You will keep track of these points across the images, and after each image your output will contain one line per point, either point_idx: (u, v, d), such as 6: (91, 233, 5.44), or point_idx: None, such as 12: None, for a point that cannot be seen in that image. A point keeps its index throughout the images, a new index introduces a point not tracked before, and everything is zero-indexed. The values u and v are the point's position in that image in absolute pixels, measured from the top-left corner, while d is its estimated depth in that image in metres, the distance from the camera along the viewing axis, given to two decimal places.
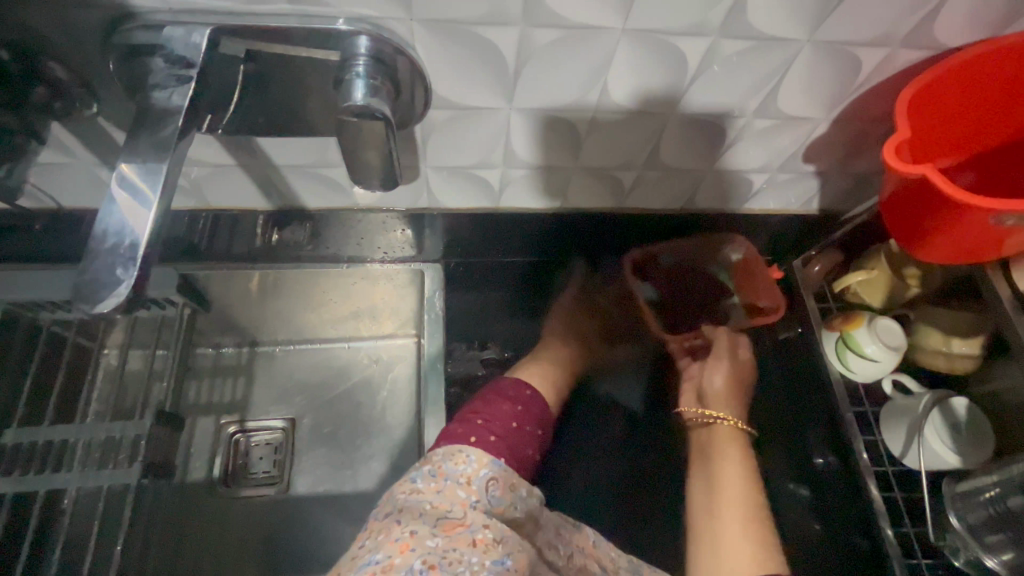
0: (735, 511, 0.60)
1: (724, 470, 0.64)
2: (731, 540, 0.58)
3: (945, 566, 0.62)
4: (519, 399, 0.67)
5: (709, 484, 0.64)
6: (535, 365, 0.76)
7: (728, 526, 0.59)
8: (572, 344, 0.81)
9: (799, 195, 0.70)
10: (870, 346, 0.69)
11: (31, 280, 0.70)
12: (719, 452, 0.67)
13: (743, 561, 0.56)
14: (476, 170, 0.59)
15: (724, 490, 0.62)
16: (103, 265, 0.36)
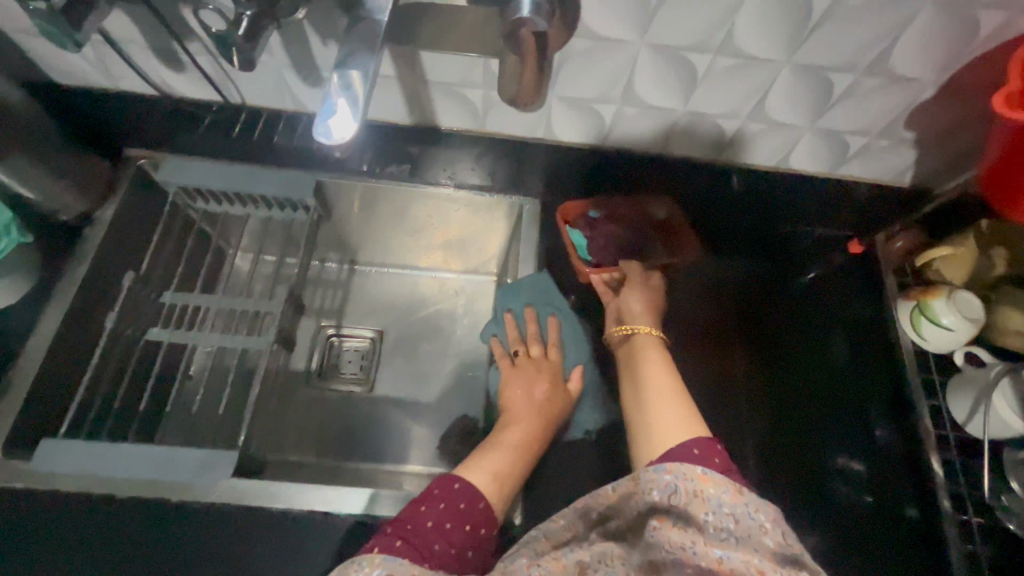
0: (657, 399, 0.59)
1: (646, 367, 0.64)
2: (663, 419, 0.57)
3: (999, 527, 0.65)
4: (448, 497, 0.57)
5: (635, 386, 0.63)
6: (498, 443, 0.64)
7: (655, 412, 0.58)
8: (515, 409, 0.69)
9: (893, 165, 0.73)
10: (947, 316, 0.71)
11: (201, 170, 0.84)
12: (639, 355, 0.66)
13: (677, 433, 0.55)
14: (595, 104, 0.67)
15: (648, 386, 0.61)
16: (333, 116, 0.45)
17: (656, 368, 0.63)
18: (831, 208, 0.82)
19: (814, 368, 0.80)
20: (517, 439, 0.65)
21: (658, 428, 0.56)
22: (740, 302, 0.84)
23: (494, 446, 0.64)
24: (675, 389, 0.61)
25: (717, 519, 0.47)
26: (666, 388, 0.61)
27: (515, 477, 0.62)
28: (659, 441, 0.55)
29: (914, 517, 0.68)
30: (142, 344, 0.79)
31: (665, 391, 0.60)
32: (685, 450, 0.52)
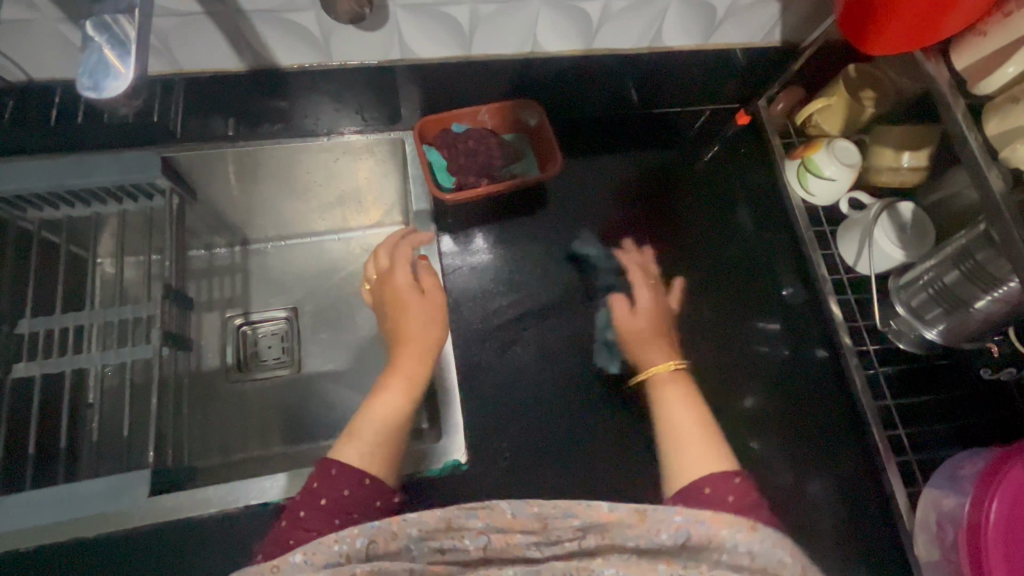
0: (687, 435, 0.60)
1: (675, 408, 0.64)
2: (695, 454, 0.58)
3: (893, 349, 0.72)
4: (321, 476, 0.54)
5: (667, 416, 0.63)
6: (381, 399, 0.62)
7: (679, 444, 0.60)
8: (415, 332, 0.68)
9: (761, 25, 0.72)
10: (829, 167, 0.74)
11: (13, 172, 0.71)
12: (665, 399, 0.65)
13: (697, 466, 0.57)
14: (444, 8, 0.60)
15: (679, 419, 0.62)
16: (98, 62, 0.37)
17: (425, 312, 0.69)
18: (712, 87, 0.83)
19: (724, 249, 0.85)
20: (401, 384, 0.63)
21: (678, 463, 0.58)
22: (653, 198, 0.87)
23: (382, 392, 0.63)
24: (703, 423, 0.62)
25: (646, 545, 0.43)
26: (694, 426, 0.61)
27: (397, 433, 0.60)
28: (678, 476, 0.57)
29: (822, 356, 0.77)
30: (9, 382, 0.69)
31: (695, 431, 0.61)
32: (730, 486, 0.54)
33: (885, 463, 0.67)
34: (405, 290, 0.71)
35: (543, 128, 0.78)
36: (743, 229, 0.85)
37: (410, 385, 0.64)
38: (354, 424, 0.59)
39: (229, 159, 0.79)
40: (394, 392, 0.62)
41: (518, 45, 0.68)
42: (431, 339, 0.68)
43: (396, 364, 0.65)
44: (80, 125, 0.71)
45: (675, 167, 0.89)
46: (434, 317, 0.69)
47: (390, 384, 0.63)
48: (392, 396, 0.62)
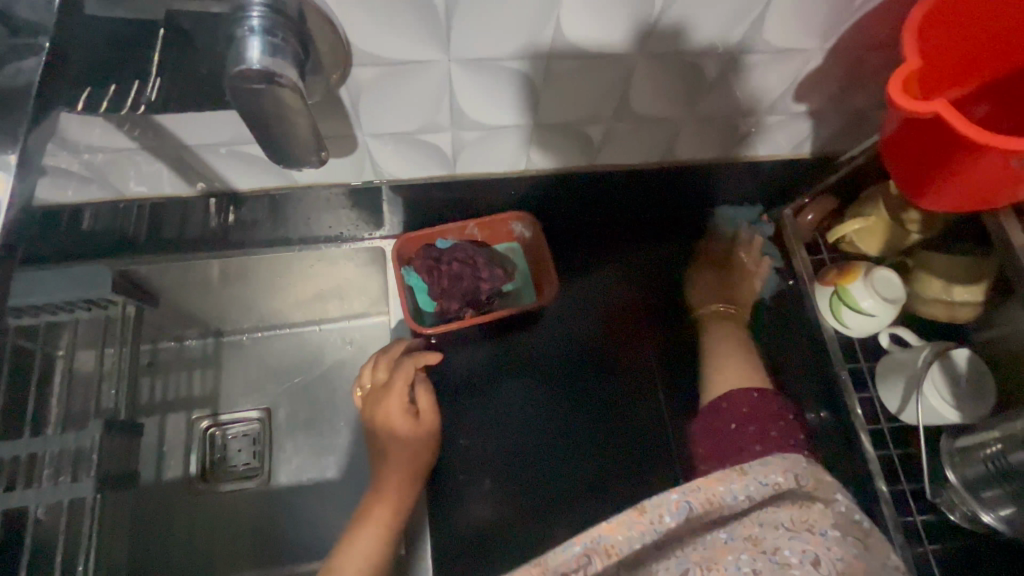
0: (724, 351, 0.68)
1: (717, 334, 0.71)
2: (722, 377, 0.65)
3: (942, 521, 0.61)
4: None
5: (713, 367, 0.66)
6: (360, 533, 0.57)
7: (720, 374, 0.65)
8: (401, 452, 0.62)
9: (792, 140, 0.63)
10: (867, 300, 0.64)
11: None
12: (712, 339, 0.71)
13: (734, 382, 0.63)
14: (422, 136, 0.52)
15: (725, 365, 0.66)
16: None
17: (414, 431, 0.63)
18: (733, 192, 0.73)
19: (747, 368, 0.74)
20: (384, 511, 0.59)
21: (714, 380, 0.65)
22: (659, 300, 0.78)
23: (364, 521, 0.58)
24: (748, 351, 0.68)
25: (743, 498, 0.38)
26: (735, 350, 0.68)
27: (379, 570, 0.56)
28: (713, 389, 0.64)
29: (853, 502, 0.65)
30: None
31: (744, 358, 0.66)
32: (738, 416, 0.59)
33: None
34: (392, 407, 0.64)
35: (540, 239, 0.70)
36: (763, 347, 0.75)
37: (395, 514, 0.60)
38: (331, 564, 0.55)
39: (214, 265, 0.73)
40: (376, 525, 0.58)
41: (510, 164, 0.59)
42: (421, 460, 0.63)
43: (382, 487, 0.61)
44: None
45: (683, 265, 0.79)
46: (426, 440, 0.64)
47: (371, 514, 0.59)
48: (374, 531, 0.57)
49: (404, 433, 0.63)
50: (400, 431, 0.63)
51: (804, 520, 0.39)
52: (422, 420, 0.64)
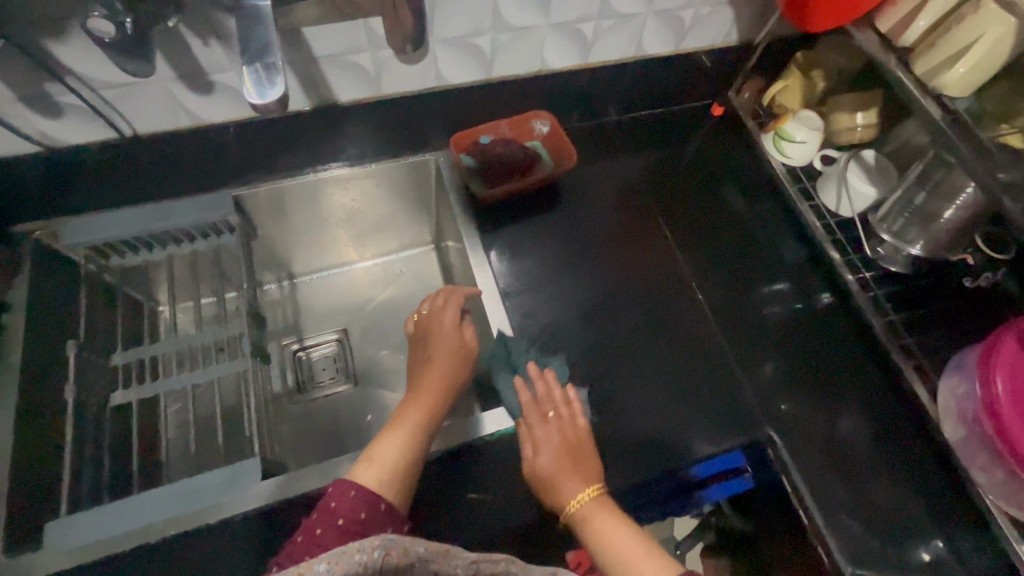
0: (625, 560, 0.59)
1: (603, 535, 0.62)
2: (640, 558, 0.59)
3: (884, 274, 0.82)
4: (339, 498, 0.59)
5: (599, 550, 0.62)
6: (398, 428, 0.68)
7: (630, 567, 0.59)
8: (433, 379, 0.74)
9: (720, 30, 0.89)
10: (799, 132, 0.88)
11: (103, 221, 0.80)
12: (597, 530, 0.63)
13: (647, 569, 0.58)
14: (472, 39, 0.74)
15: (613, 542, 0.61)
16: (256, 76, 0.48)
17: (451, 352, 0.78)
18: (686, 86, 0.97)
19: (721, 226, 0.97)
20: (416, 416, 0.69)
21: None
22: (646, 194, 0.98)
23: (399, 421, 0.69)
24: (633, 533, 0.62)
25: None
26: (624, 533, 0.62)
27: (412, 464, 0.65)
28: None
29: (829, 300, 0.86)
30: (109, 408, 0.75)
31: (626, 538, 0.61)
32: None
33: (917, 387, 0.74)
34: (441, 338, 0.79)
35: (557, 129, 0.90)
36: (733, 205, 0.98)
37: (426, 421, 0.70)
38: (373, 450, 0.65)
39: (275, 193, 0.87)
40: (411, 421, 0.69)
41: (529, 64, 0.83)
42: (455, 383, 0.76)
43: (418, 397, 0.72)
44: (150, 174, 0.81)
45: (659, 160, 1.01)
46: (460, 362, 0.78)
47: (407, 416, 0.70)
48: (410, 428, 0.68)
49: (445, 360, 0.77)
50: (445, 360, 0.77)
51: None
52: (459, 347, 0.78)
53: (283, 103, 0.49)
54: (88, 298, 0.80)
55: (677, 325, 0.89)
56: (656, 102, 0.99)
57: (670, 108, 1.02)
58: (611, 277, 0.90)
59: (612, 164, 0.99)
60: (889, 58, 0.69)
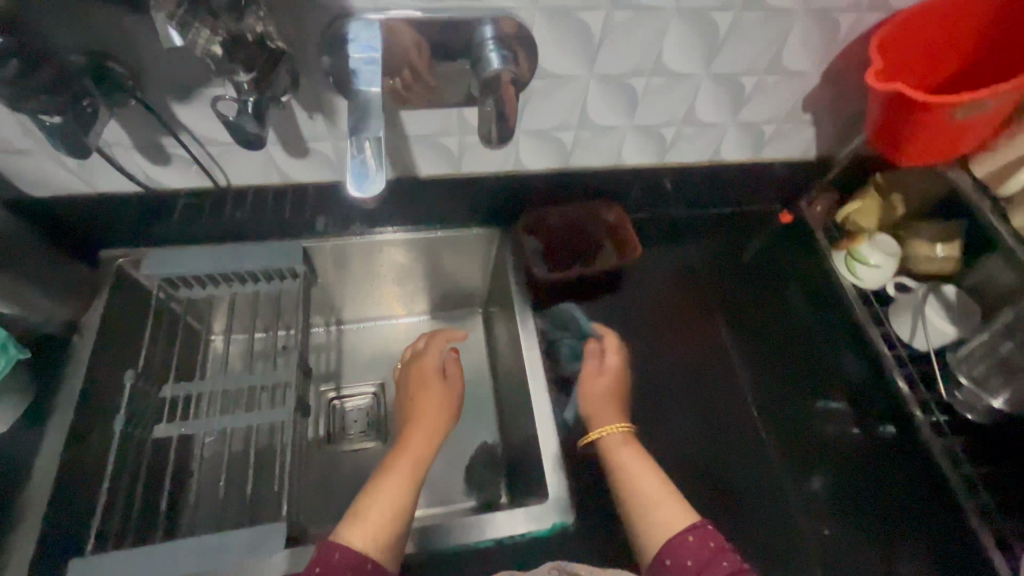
0: (654, 498, 0.65)
1: (629, 473, 0.69)
2: (661, 513, 0.64)
3: (960, 420, 0.77)
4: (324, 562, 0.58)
5: (627, 483, 0.68)
6: (388, 480, 0.68)
7: (648, 511, 0.65)
8: (422, 423, 0.76)
9: (801, 145, 0.88)
10: (873, 255, 0.85)
11: (182, 256, 0.82)
12: (615, 454, 0.71)
13: (681, 519, 0.63)
14: (556, 133, 0.77)
15: (642, 485, 0.67)
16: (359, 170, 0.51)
17: (433, 395, 0.80)
18: (758, 190, 0.97)
19: (780, 326, 0.93)
20: (406, 467, 0.70)
21: (650, 530, 0.63)
22: (702, 282, 0.96)
23: (390, 472, 0.69)
24: (662, 483, 0.67)
25: None
26: (653, 482, 0.67)
27: (401, 516, 0.65)
28: (652, 537, 0.63)
29: (892, 433, 0.80)
30: (151, 440, 0.76)
31: (652, 484, 0.67)
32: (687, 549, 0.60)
33: (993, 556, 0.68)
34: (430, 380, 0.82)
35: (622, 221, 0.89)
36: (796, 308, 0.94)
37: (416, 468, 0.71)
38: (361, 508, 0.65)
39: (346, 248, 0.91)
40: (403, 472, 0.69)
41: (605, 159, 0.84)
42: (441, 424, 0.78)
43: (406, 444, 0.73)
44: (224, 218, 0.83)
45: (722, 250, 0.99)
46: (449, 404, 0.80)
47: (397, 464, 0.70)
48: (402, 479, 0.68)
49: (432, 401, 0.79)
50: (432, 403, 0.79)
51: None
52: (445, 397, 0.81)
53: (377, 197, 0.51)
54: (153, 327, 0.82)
55: (724, 423, 0.83)
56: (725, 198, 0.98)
57: (737, 207, 1.01)
58: (659, 363, 0.88)
59: (671, 249, 0.98)
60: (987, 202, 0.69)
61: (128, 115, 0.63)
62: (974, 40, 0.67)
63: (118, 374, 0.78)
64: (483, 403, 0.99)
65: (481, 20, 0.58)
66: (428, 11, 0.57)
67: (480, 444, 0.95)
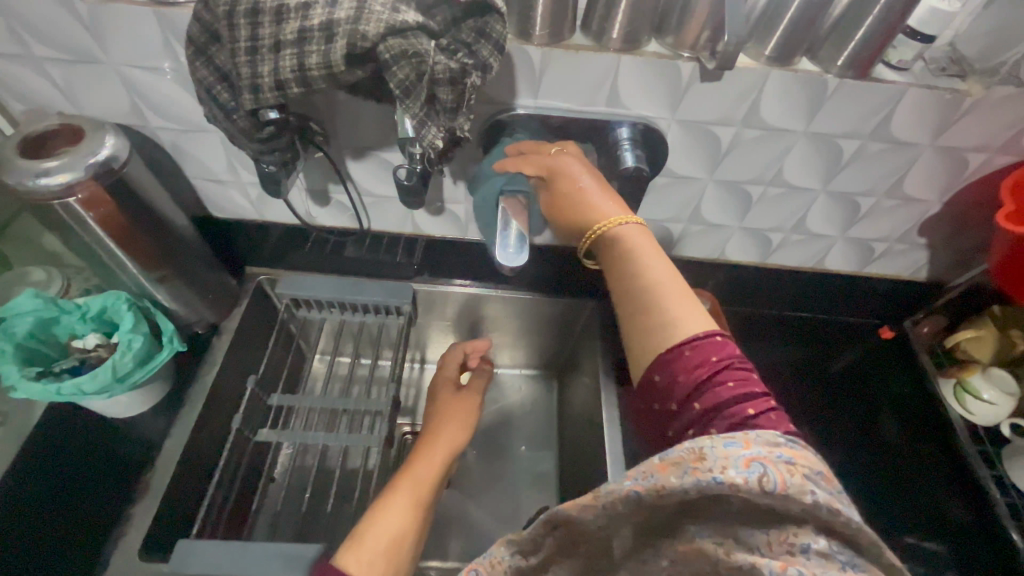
0: (674, 288, 0.57)
1: (636, 248, 0.58)
2: (677, 302, 0.56)
3: None
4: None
5: (641, 267, 0.58)
6: (397, 502, 0.69)
7: (660, 297, 0.57)
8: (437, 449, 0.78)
9: (910, 265, 0.89)
10: (987, 391, 0.81)
11: (312, 282, 0.92)
12: (631, 247, 0.59)
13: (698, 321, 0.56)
14: (667, 224, 0.82)
15: (651, 268, 0.58)
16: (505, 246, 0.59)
17: (461, 416, 0.84)
18: (861, 301, 0.96)
19: (874, 448, 0.89)
20: (407, 498, 0.70)
21: (668, 321, 0.56)
22: (785, 386, 0.94)
23: (389, 505, 0.69)
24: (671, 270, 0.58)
25: (728, 482, 0.38)
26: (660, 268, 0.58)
27: (406, 543, 0.67)
28: (670, 325, 0.56)
29: None
30: (254, 442, 0.83)
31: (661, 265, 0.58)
32: (701, 353, 0.53)
33: None
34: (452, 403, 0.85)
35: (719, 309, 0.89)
36: (890, 431, 0.89)
37: (421, 493, 0.72)
38: (364, 534, 0.65)
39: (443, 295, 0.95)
40: (401, 502, 0.69)
41: (709, 252, 0.89)
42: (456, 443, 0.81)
43: (415, 467, 0.75)
44: (355, 256, 0.94)
45: (811, 356, 0.97)
46: (466, 426, 0.84)
47: (405, 488, 0.71)
48: (410, 501, 0.70)
49: (456, 421, 0.83)
50: (452, 424, 0.82)
51: (782, 540, 0.38)
52: (467, 420, 0.84)
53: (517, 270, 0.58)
54: (275, 339, 0.92)
55: None
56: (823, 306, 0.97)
57: (833, 315, 0.99)
58: None
59: (756, 346, 0.96)
60: None
61: (311, 166, 0.75)
62: None
63: (240, 377, 0.87)
64: (547, 468, 0.99)
65: (621, 124, 0.65)
66: (580, 112, 0.65)
67: (539, 509, 0.95)
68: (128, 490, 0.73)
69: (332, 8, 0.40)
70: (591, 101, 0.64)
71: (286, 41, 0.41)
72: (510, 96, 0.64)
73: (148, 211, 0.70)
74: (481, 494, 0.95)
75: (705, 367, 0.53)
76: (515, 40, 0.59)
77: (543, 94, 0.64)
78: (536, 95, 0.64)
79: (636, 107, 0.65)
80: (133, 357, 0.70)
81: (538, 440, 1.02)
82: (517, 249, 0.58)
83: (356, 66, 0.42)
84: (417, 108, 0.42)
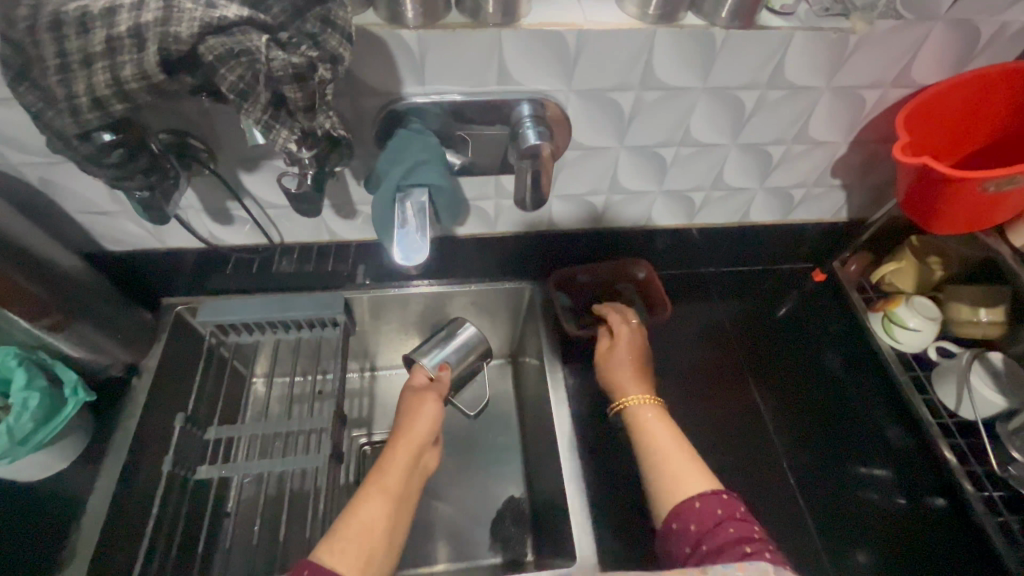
0: (669, 451, 0.66)
1: (651, 427, 0.69)
2: (683, 474, 0.63)
3: (1018, 496, 0.74)
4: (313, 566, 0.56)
5: (647, 442, 0.68)
6: (371, 499, 0.64)
7: (667, 457, 0.66)
8: (404, 440, 0.72)
9: (831, 207, 0.90)
10: (912, 319, 0.84)
11: (235, 305, 0.87)
12: (642, 410, 0.72)
13: (698, 483, 0.62)
14: (589, 197, 0.81)
15: (658, 440, 0.68)
16: (407, 241, 0.56)
17: (424, 420, 0.75)
18: (792, 247, 0.97)
19: (820, 386, 0.91)
20: (381, 495, 0.65)
21: (671, 483, 0.63)
22: (732, 340, 0.95)
23: (363, 498, 0.65)
24: (679, 446, 0.67)
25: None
26: (670, 445, 0.67)
27: (388, 538, 0.63)
28: (675, 490, 0.62)
29: (943, 506, 0.77)
30: (193, 481, 0.79)
31: (669, 444, 0.67)
32: (694, 514, 0.60)
33: None
34: (419, 410, 0.76)
35: (651, 279, 0.91)
36: (832, 370, 0.92)
37: (397, 490, 0.67)
38: (339, 526, 0.61)
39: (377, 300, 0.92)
40: (373, 500, 0.64)
41: (636, 219, 0.88)
42: (419, 440, 0.72)
43: (384, 464, 0.69)
44: (277, 271, 0.89)
45: (753, 307, 0.98)
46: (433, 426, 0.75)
47: (377, 482, 0.67)
48: (383, 497, 0.65)
49: (424, 421, 0.75)
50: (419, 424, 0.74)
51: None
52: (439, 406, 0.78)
53: (421, 266, 0.56)
54: (202, 369, 0.87)
55: (763, 490, 0.81)
56: (756, 256, 0.98)
57: (766, 264, 1.01)
58: (695, 418, 0.87)
59: (695, 307, 0.97)
60: (1006, 251, 0.75)
61: (205, 183, 0.71)
62: (1002, 115, 0.69)
63: (168, 417, 0.82)
64: (511, 458, 0.97)
65: (518, 100, 0.63)
66: (473, 94, 0.62)
67: (506, 498, 0.93)
68: (55, 553, 0.68)
69: (139, 10, 0.37)
70: (482, 79, 0.61)
71: (96, 54, 0.38)
72: (397, 85, 0.61)
73: (24, 254, 0.65)
74: (446, 492, 0.94)
75: (718, 522, 0.58)
76: (387, 26, 0.56)
77: (431, 80, 0.61)
78: (422, 80, 0.60)
79: (530, 81, 0.62)
80: (32, 417, 0.67)
81: (500, 429, 1.00)
82: (420, 243, 0.56)
83: (179, 73, 0.40)
84: (258, 112, 0.40)
